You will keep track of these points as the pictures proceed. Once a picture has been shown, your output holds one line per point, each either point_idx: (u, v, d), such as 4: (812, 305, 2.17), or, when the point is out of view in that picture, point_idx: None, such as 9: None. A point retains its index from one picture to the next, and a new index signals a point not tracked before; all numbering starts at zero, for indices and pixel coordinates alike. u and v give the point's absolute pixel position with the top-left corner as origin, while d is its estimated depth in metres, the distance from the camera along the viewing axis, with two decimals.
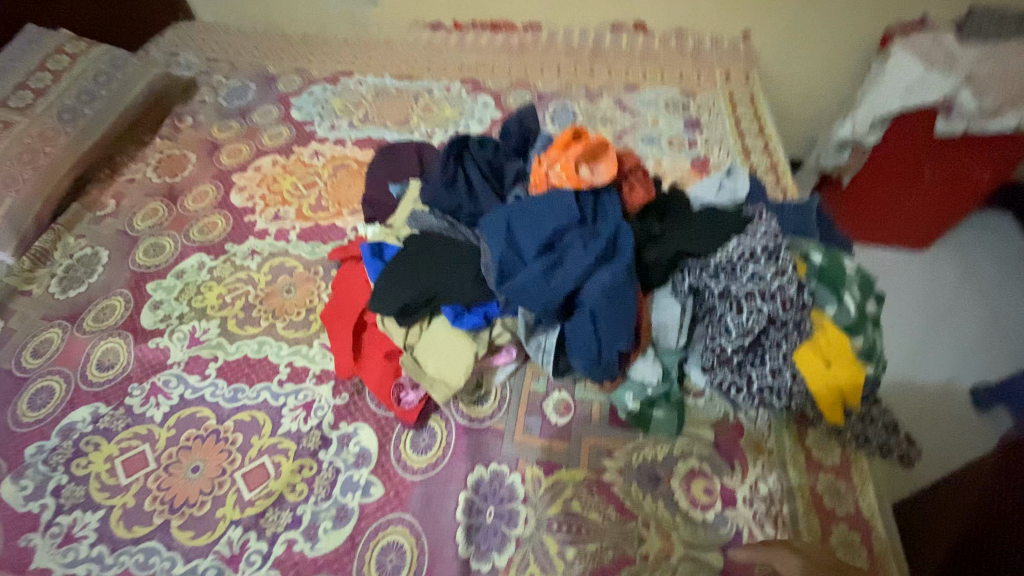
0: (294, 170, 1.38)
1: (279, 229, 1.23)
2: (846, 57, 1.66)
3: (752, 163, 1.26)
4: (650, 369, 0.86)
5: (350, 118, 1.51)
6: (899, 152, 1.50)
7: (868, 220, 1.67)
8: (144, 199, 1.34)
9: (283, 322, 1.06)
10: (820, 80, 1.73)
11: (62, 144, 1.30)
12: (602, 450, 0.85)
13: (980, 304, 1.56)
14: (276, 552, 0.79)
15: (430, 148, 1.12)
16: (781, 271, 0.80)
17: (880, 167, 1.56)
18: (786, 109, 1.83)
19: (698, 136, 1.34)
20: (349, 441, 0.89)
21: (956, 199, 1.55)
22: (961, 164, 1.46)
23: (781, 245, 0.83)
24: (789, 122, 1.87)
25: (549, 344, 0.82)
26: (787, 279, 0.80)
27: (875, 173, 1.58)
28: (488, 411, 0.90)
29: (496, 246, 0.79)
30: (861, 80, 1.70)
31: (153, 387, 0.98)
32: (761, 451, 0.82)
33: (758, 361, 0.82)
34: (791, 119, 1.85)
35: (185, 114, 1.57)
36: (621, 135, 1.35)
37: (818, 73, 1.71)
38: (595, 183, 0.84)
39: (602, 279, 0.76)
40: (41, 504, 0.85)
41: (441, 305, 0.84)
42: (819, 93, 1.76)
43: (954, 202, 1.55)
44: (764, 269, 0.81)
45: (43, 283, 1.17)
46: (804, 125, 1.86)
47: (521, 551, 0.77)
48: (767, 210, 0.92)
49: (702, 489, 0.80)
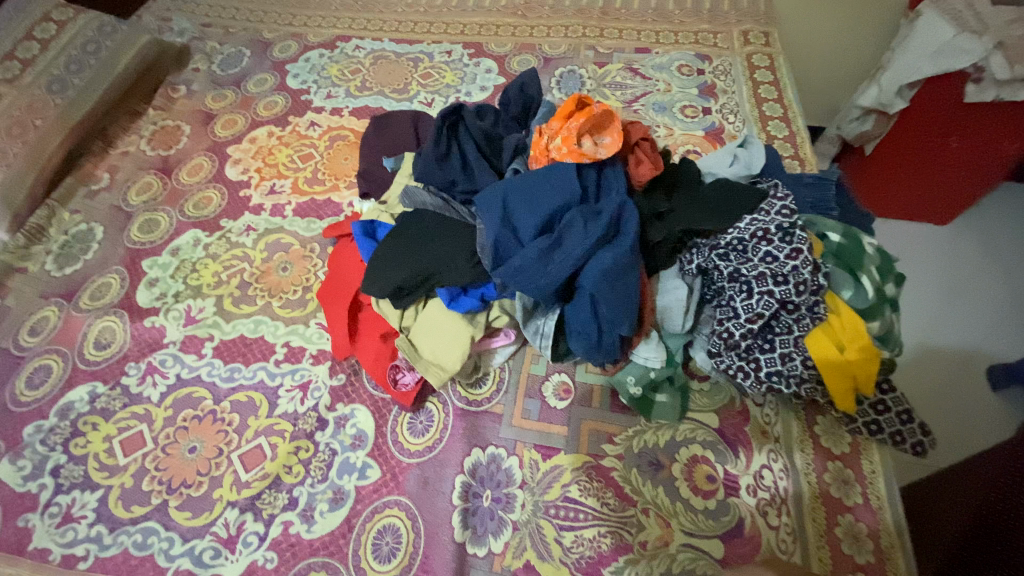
0: (290, 141, 1.33)
1: (275, 204, 1.20)
2: (877, 14, 1.52)
3: (770, 132, 1.19)
4: (655, 352, 0.82)
5: (347, 86, 1.45)
6: (926, 117, 1.40)
7: (890, 194, 1.60)
8: (138, 172, 1.31)
9: (279, 300, 1.04)
10: (844, 42, 1.62)
11: (52, 116, 1.26)
12: (602, 435, 0.83)
13: (1001, 278, 1.49)
14: (272, 534, 0.79)
15: (427, 118, 1.06)
16: (796, 251, 0.75)
17: (903, 136, 1.48)
18: (807, 73, 1.72)
19: (712, 102, 1.26)
20: (345, 422, 0.88)
21: (983, 171, 1.44)
22: (989, 133, 1.35)
23: (797, 224, 0.77)
24: (811, 88, 1.76)
25: (548, 328, 0.79)
26: (803, 260, 0.75)
27: (898, 142, 1.50)
28: (486, 394, 0.88)
29: (491, 225, 0.75)
30: (888, 42, 1.58)
31: (150, 367, 0.97)
32: (767, 438, 0.80)
33: (768, 346, 0.78)
34: (814, 85, 1.74)
35: (178, 83, 1.51)
36: (631, 102, 1.28)
37: (845, 33, 1.59)
38: (598, 157, 0.79)
39: (602, 260, 0.71)
40: (40, 484, 0.87)
41: (436, 286, 0.81)
42: (845, 56, 1.64)
43: (982, 174, 1.45)
44: (778, 250, 0.76)
45: (38, 260, 1.16)
46: (828, 91, 1.75)
47: (518, 535, 0.76)
48: (783, 185, 0.86)
49: (704, 476, 0.78)
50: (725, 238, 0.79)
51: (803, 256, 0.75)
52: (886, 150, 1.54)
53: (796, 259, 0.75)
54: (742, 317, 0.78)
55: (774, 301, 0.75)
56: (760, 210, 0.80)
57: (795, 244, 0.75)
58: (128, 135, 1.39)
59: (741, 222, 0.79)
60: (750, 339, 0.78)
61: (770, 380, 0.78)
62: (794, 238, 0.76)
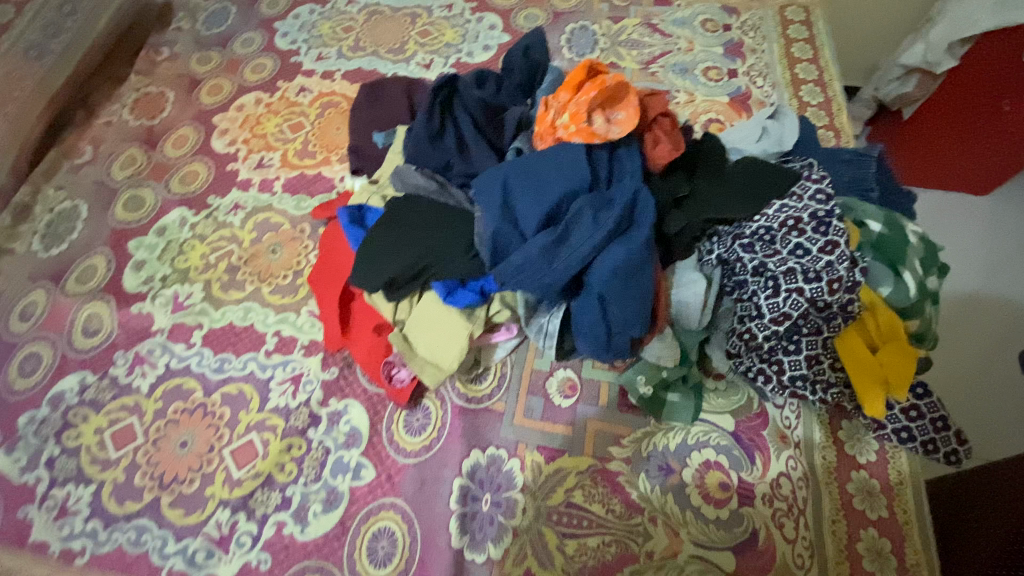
0: (279, 109, 1.24)
1: (264, 179, 1.13)
2: None
3: (802, 98, 1.08)
4: (668, 351, 0.76)
5: (340, 46, 1.33)
6: (983, 77, 1.26)
7: (931, 161, 1.46)
8: (122, 144, 1.23)
9: (269, 286, 0.99)
10: None
11: (30, 86, 1.22)
12: (609, 437, 0.78)
13: None
14: (266, 534, 0.76)
15: (422, 86, 0.97)
16: (831, 243, 0.68)
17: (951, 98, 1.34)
18: (844, 26, 1.56)
19: (739, 63, 1.14)
20: (338, 419, 0.84)
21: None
22: None
23: (834, 211, 0.70)
24: (851, 42, 1.60)
25: (552, 327, 0.73)
26: (839, 253, 0.67)
27: (945, 105, 1.36)
28: (487, 390, 0.83)
29: (490, 215, 0.67)
30: None
31: (138, 356, 0.93)
32: (786, 443, 0.75)
33: (793, 347, 0.71)
34: (854, 39, 1.58)
35: (160, 43, 1.40)
36: (649, 63, 1.16)
37: None
38: (609, 137, 0.71)
39: (613, 257, 0.64)
40: (36, 476, 0.84)
41: (430, 279, 0.74)
42: (892, 4, 1.47)
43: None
44: (811, 241, 0.69)
45: (24, 240, 1.10)
46: (869, 47, 1.58)
47: (519, 542, 0.72)
48: (819, 166, 0.77)
49: (717, 483, 0.73)
50: (751, 226, 0.72)
51: (839, 248, 0.68)
52: (930, 114, 1.40)
53: (830, 252, 0.68)
54: (765, 316, 0.70)
55: (804, 298, 0.68)
56: (791, 194, 0.72)
57: (831, 236, 0.68)
58: (110, 102, 1.30)
59: (770, 208, 0.72)
60: (774, 340, 0.71)
61: (793, 384, 0.72)
62: (829, 229, 0.68)
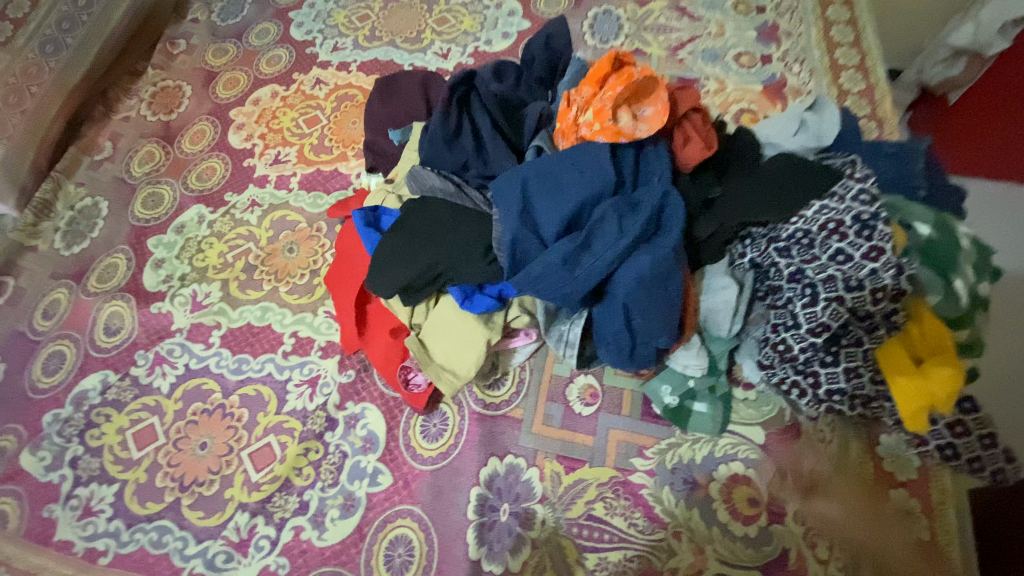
0: (295, 103, 1.22)
1: (280, 175, 1.11)
2: None
3: (842, 86, 1.01)
4: (695, 360, 0.73)
5: (355, 36, 1.30)
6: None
7: None
8: (141, 140, 1.23)
9: (286, 285, 0.98)
10: None
11: (48, 81, 1.20)
12: (631, 449, 0.75)
13: None
14: (284, 538, 0.76)
15: (438, 79, 0.94)
16: (875, 250, 0.62)
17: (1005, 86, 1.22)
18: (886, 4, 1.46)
19: (774, 48, 1.08)
20: (356, 423, 0.83)
21: None
22: None
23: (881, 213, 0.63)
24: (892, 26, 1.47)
25: (573, 336, 0.70)
26: (884, 261, 0.62)
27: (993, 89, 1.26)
28: (505, 396, 0.81)
29: (508, 220, 0.64)
30: None
31: (158, 356, 0.94)
32: (820, 458, 0.71)
33: (830, 359, 0.67)
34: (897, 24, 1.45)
35: (177, 36, 1.39)
36: (677, 49, 1.10)
37: None
38: (637, 135, 0.66)
39: (639, 265, 0.61)
40: (60, 475, 0.85)
41: (447, 284, 0.72)
42: None
43: None
44: (853, 247, 0.63)
45: (47, 238, 1.11)
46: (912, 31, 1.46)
47: (538, 554, 0.71)
48: (862, 162, 0.71)
49: (745, 499, 0.70)
50: (787, 228, 0.68)
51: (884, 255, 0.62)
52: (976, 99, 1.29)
53: (874, 260, 0.62)
54: (801, 326, 0.67)
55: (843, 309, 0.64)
56: (832, 193, 0.67)
57: (876, 241, 0.62)
58: (128, 97, 1.30)
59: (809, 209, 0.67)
60: (809, 351, 0.67)
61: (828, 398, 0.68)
62: (874, 234, 0.63)
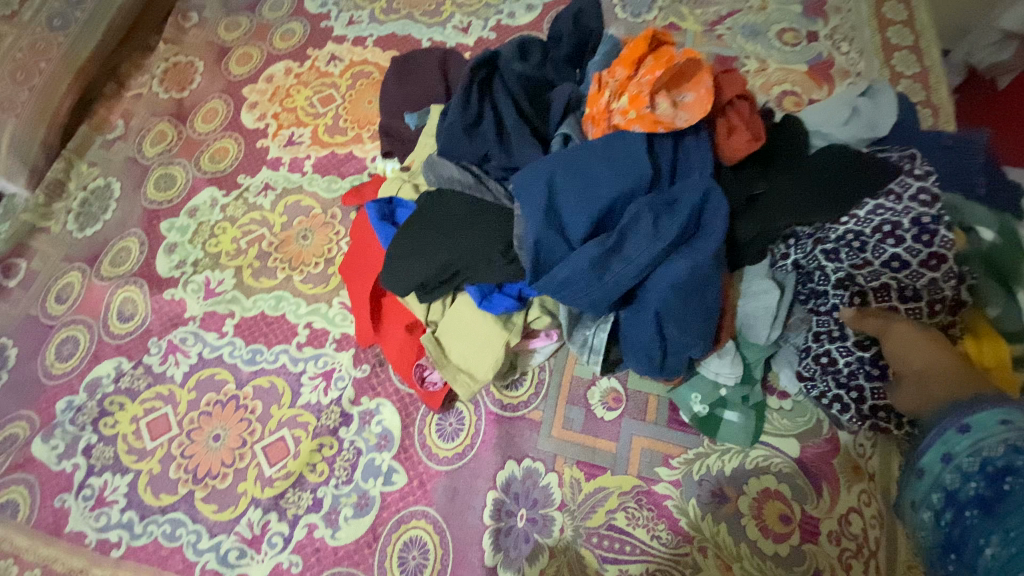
0: (309, 80, 1.17)
1: (294, 158, 1.07)
2: None
3: (894, 68, 0.93)
4: (729, 368, 0.69)
5: (371, 8, 1.24)
6: None
7: None
8: (153, 118, 1.20)
9: (300, 274, 0.95)
10: None
11: (56, 57, 1.17)
12: (656, 458, 0.72)
13: None
14: (296, 536, 0.75)
15: (458, 58, 0.88)
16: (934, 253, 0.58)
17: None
18: None
19: (821, 25, 0.99)
20: (370, 419, 0.81)
21: None
22: None
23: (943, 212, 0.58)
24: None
25: (598, 342, 0.66)
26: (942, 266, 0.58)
27: None
28: (524, 397, 0.78)
29: (532, 218, 0.59)
30: None
31: (171, 345, 0.92)
32: (860, 475, 0.67)
33: (877, 373, 0.62)
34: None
35: (189, 9, 1.34)
36: (714, 24, 1.02)
37: None
38: (677, 124, 0.61)
39: (676, 269, 0.56)
40: (74, 464, 0.84)
41: (465, 283, 0.68)
42: None
43: None
44: (910, 253, 0.58)
45: (59, 219, 1.10)
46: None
47: (555, 563, 0.68)
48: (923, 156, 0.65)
49: (776, 515, 0.66)
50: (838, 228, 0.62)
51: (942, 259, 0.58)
52: None
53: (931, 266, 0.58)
54: (848, 336, 0.63)
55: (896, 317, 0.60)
56: (888, 191, 0.61)
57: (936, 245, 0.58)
58: (140, 73, 1.27)
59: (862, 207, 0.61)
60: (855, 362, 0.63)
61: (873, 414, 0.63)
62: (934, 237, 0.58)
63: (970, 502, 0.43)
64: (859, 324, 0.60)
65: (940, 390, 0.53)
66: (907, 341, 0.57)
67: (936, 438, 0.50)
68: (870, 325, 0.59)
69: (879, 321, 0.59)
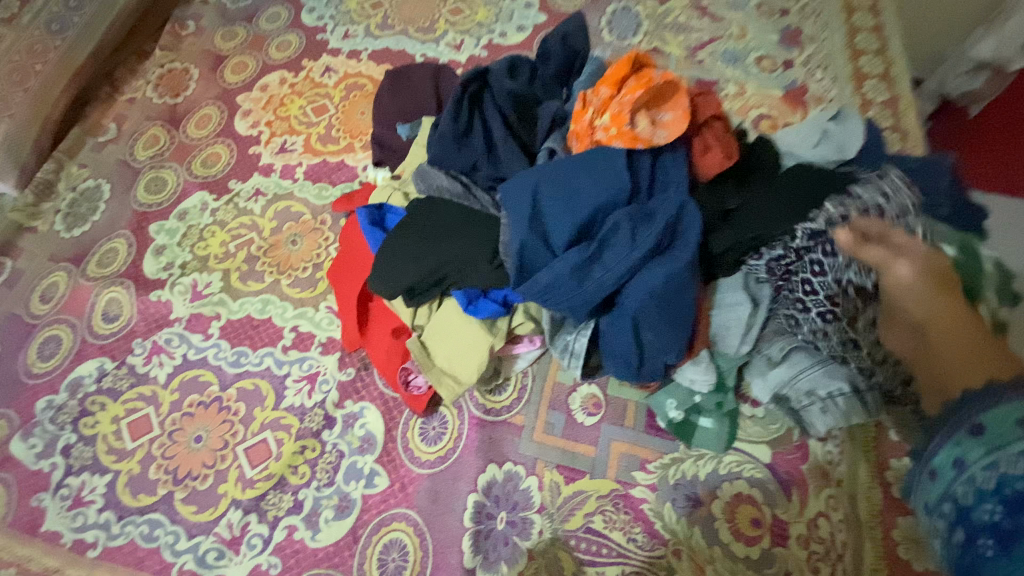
0: (303, 90, 1.20)
1: (286, 165, 1.09)
2: None
3: (865, 95, 0.98)
4: (703, 376, 0.71)
5: (367, 23, 1.27)
6: None
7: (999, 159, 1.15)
8: (146, 122, 1.22)
9: (288, 278, 0.96)
10: None
11: (53, 60, 1.20)
12: (633, 462, 0.74)
13: None
14: (276, 538, 0.75)
15: (450, 73, 0.91)
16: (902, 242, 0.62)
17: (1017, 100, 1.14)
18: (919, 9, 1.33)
19: (796, 53, 1.05)
20: (354, 422, 0.81)
21: None
22: None
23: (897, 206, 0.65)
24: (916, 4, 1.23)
25: (579, 347, 0.68)
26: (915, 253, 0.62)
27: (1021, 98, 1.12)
28: (507, 402, 0.80)
29: (517, 226, 0.62)
30: None
31: (156, 346, 0.92)
32: (828, 481, 0.69)
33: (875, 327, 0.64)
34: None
35: (186, 17, 1.37)
36: (696, 49, 1.08)
37: None
38: (655, 142, 0.64)
39: (652, 278, 0.59)
40: (51, 463, 0.84)
41: (451, 289, 0.70)
42: None
43: None
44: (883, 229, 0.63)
45: (47, 219, 1.11)
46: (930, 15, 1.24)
47: (533, 566, 0.69)
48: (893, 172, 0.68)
49: (748, 519, 0.68)
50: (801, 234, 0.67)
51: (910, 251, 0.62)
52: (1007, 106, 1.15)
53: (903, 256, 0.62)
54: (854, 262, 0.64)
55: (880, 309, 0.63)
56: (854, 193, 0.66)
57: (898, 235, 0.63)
58: (135, 78, 1.29)
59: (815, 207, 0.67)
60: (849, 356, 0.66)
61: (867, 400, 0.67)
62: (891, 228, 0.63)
63: (984, 528, 0.41)
64: (861, 250, 0.61)
65: (949, 353, 0.53)
66: (906, 285, 0.59)
67: (948, 437, 0.46)
68: (872, 252, 0.61)
69: (880, 254, 0.60)
